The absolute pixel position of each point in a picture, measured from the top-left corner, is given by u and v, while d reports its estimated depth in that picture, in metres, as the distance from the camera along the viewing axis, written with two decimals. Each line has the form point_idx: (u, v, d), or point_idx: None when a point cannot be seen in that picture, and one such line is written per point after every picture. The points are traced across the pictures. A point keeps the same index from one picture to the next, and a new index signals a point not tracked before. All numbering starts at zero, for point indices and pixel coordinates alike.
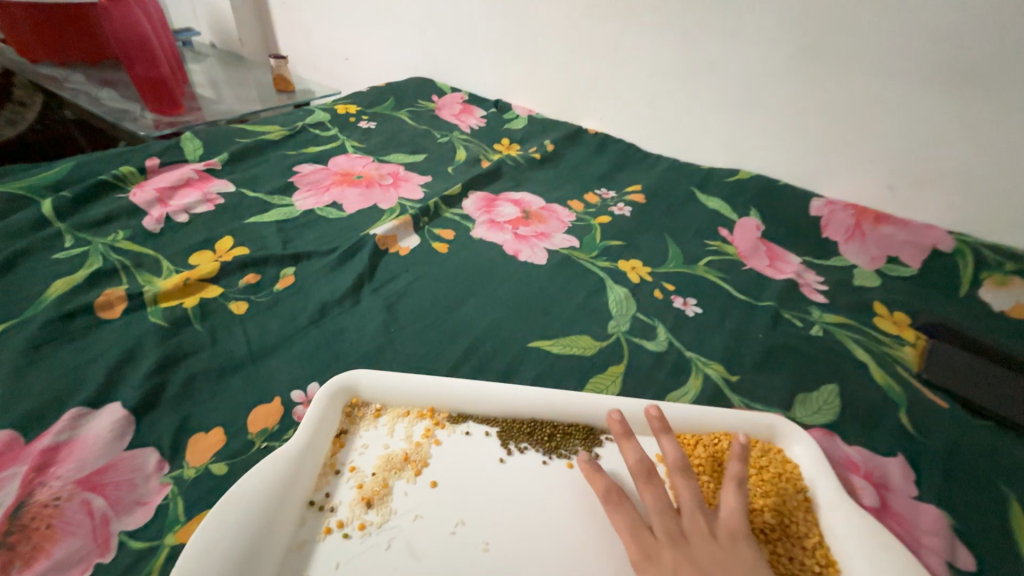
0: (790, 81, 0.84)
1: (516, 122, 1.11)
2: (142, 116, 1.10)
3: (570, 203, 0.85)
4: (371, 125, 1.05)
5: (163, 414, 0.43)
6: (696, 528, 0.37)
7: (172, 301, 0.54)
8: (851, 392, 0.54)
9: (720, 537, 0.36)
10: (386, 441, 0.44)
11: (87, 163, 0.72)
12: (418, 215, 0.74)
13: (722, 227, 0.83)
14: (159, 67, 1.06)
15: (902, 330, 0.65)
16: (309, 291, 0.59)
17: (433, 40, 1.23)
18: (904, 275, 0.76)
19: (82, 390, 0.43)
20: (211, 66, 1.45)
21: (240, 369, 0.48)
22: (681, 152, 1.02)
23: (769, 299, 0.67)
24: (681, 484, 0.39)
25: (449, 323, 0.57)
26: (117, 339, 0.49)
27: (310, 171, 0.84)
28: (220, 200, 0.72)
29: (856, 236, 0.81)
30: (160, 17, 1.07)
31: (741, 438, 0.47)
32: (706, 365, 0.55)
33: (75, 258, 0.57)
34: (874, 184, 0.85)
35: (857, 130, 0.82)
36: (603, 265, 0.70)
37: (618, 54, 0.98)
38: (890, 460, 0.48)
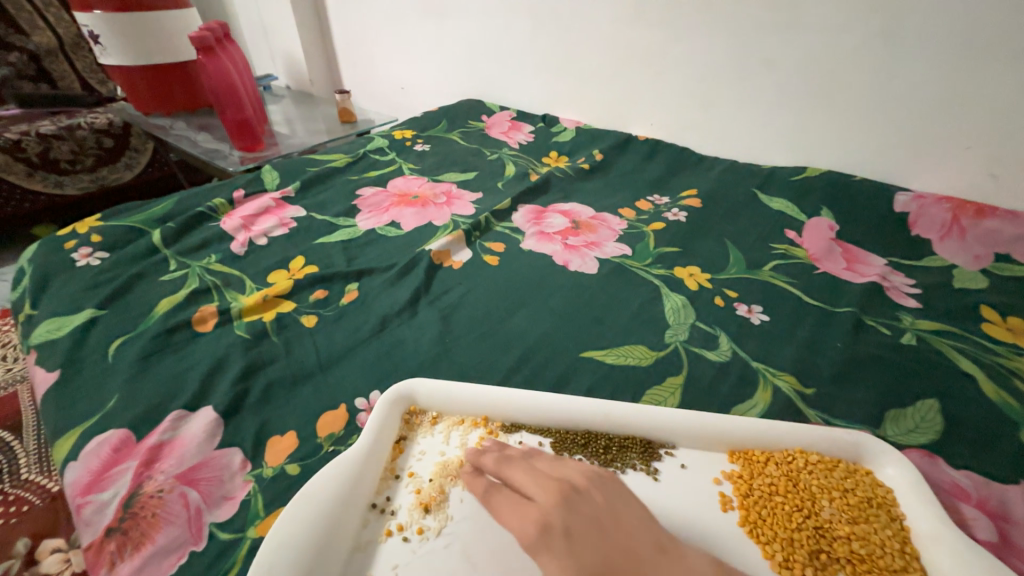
0: (862, 68, 0.77)
1: (564, 134, 1.12)
2: (230, 154, 1.25)
3: (621, 211, 0.84)
4: (425, 147, 1.10)
5: (246, 417, 0.47)
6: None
7: (254, 316, 0.60)
8: (956, 409, 0.48)
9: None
10: (442, 448, 0.45)
11: (187, 198, 0.83)
12: (470, 230, 0.76)
13: (789, 229, 0.77)
14: (245, 110, 1.19)
15: (1019, 337, 0.57)
16: (370, 305, 0.62)
17: (482, 62, 1.29)
18: (1018, 274, 0.65)
19: (182, 394, 0.49)
20: (287, 105, 1.61)
21: (311, 377, 0.52)
22: (739, 154, 0.98)
23: (848, 305, 0.61)
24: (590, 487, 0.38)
25: (501, 334, 0.58)
26: (210, 350, 0.55)
27: (371, 193, 0.90)
28: (293, 224, 0.79)
29: (954, 232, 0.72)
30: (246, 66, 1.21)
31: (819, 457, 0.43)
32: (776, 377, 0.51)
33: (177, 279, 0.65)
34: (973, 173, 0.75)
35: (948, 114, 0.73)
36: (658, 273, 0.68)
37: (668, 58, 0.96)
38: (1009, 488, 0.41)
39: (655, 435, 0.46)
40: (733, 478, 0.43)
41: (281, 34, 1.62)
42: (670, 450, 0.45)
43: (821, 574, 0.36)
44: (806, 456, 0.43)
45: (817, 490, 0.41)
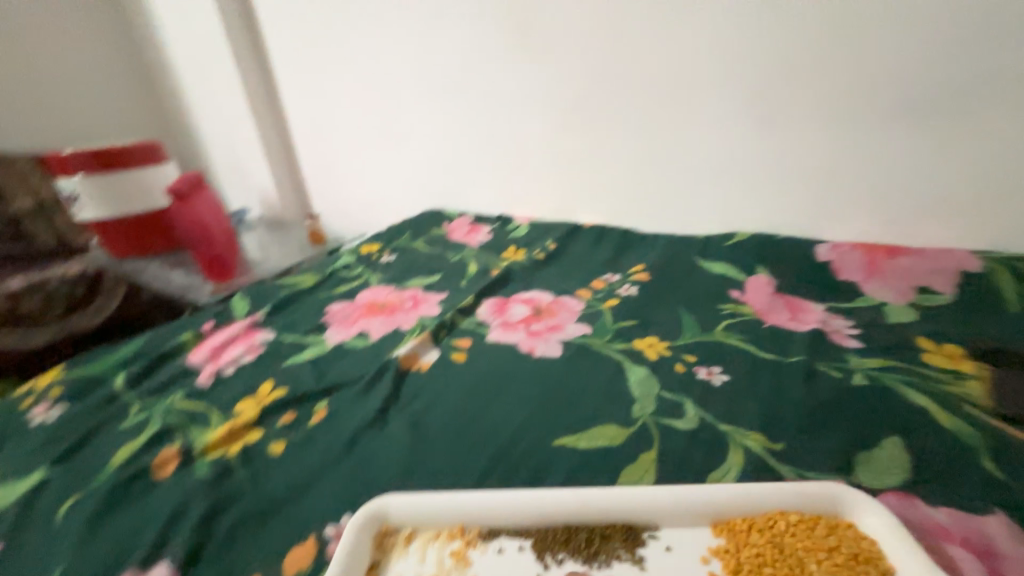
0: (757, 148, 0.91)
1: (519, 229, 1.22)
2: (203, 287, 1.28)
3: (579, 293, 0.89)
4: (391, 257, 1.17)
5: (205, 569, 0.44)
6: None
7: (218, 451, 0.58)
8: (916, 443, 0.49)
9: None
10: (419, 570, 0.43)
11: (154, 336, 0.84)
12: (437, 331, 0.79)
13: (732, 289, 0.84)
14: (217, 245, 1.27)
15: (958, 363, 0.61)
16: (340, 421, 0.62)
17: (439, 177, 1.43)
18: (941, 304, 0.72)
19: (135, 553, 0.46)
20: (260, 233, 1.71)
21: (277, 511, 0.49)
22: (677, 227, 1.08)
23: (798, 353, 0.65)
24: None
25: (473, 432, 0.58)
26: (169, 497, 0.52)
27: (340, 308, 0.93)
28: (262, 349, 0.80)
29: (876, 272, 0.80)
30: (219, 206, 1.31)
31: (800, 516, 0.42)
32: (744, 437, 0.52)
33: (139, 423, 0.64)
34: (874, 221, 0.86)
35: (837, 176, 0.87)
36: (619, 348, 0.71)
37: (598, 157, 1.11)
38: (986, 519, 0.41)
39: (636, 518, 0.45)
40: (721, 554, 0.41)
41: (254, 173, 1.78)
42: (654, 532, 0.44)
43: None
44: (786, 517, 0.42)
45: (803, 553, 0.40)
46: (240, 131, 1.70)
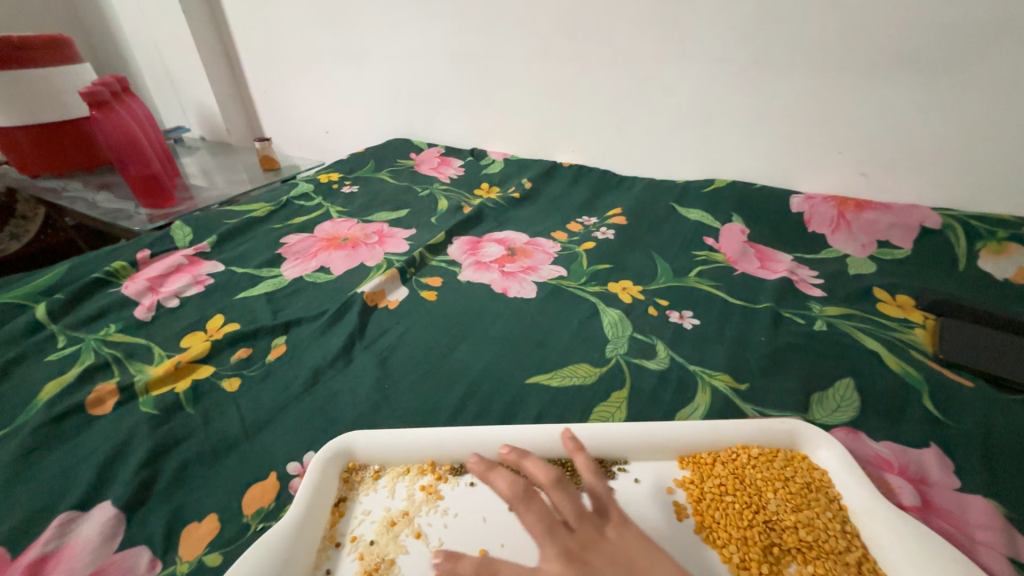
0: (746, 90, 0.87)
1: (493, 166, 1.15)
2: (136, 212, 1.14)
3: (554, 234, 0.86)
4: (353, 188, 1.08)
5: (155, 507, 0.41)
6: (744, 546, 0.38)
7: (164, 387, 0.53)
8: (867, 384, 0.52)
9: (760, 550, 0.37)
10: (387, 503, 0.42)
11: (80, 264, 0.74)
12: (405, 267, 0.74)
13: (707, 236, 0.83)
14: (151, 164, 1.11)
15: (908, 312, 0.64)
16: (301, 358, 0.58)
17: (406, 102, 1.30)
18: (898, 257, 0.75)
19: (72, 492, 0.42)
20: (201, 156, 1.53)
21: (234, 448, 0.47)
22: (656, 172, 1.05)
23: (766, 300, 0.66)
24: (598, 484, 0.36)
25: (443, 370, 0.56)
26: (109, 434, 0.48)
27: (297, 240, 0.86)
28: (209, 281, 0.73)
29: (842, 225, 0.81)
30: (149, 121, 1.15)
31: (760, 450, 0.45)
32: (712, 377, 0.54)
33: (68, 357, 0.57)
34: (848, 174, 0.86)
35: (819, 125, 0.84)
36: (593, 290, 0.70)
37: (580, 89, 1.03)
38: (923, 452, 0.45)
39: (606, 453, 0.45)
40: (685, 485, 0.43)
41: (190, 85, 1.55)
42: (624, 466, 0.45)
43: (775, 568, 0.37)
44: (748, 451, 0.45)
45: (762, 484, 0.42)
46: (168, 31, 1.45)
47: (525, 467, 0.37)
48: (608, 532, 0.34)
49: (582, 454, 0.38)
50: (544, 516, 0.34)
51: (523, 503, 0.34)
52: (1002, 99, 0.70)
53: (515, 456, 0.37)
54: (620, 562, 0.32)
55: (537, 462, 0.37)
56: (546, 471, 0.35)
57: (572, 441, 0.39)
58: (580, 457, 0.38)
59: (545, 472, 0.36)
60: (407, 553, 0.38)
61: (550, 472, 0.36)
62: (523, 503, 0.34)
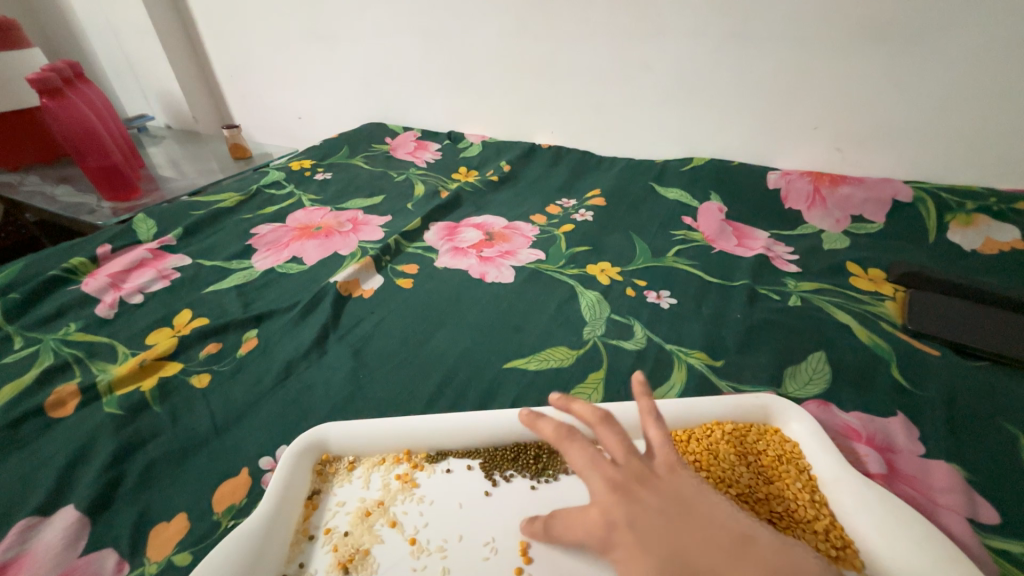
0: (722, 67, 0.86)
1: (470, 149, 1.13)
2: (99, 205, 1.09)
3: (533, 218, 0.85)
4: (327, 175, 1.05)
5: (122, 508, 0.40)
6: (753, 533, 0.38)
7: (129, 386, 0.51)
8: (839, 357, 0.53)
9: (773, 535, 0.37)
10: (362, 494, 0.41)
11: (38, 261, 0.71)
12: (380, 255, 0.73)
13: (685, 216, 0.83)
14: (112, 155, 1.06)
15: (879, 286, 0.65)
16: (273, 352, 0.57)
17: (379, 85, 1.26)
18: (871, 231, 0.76)
19: (33, 498, 0.41)
20: (168, 145, 1.46)
21: (204, 446, 0.45)
22: (635, 152, 1.04)
23: (743, 277, 0.66)
24: (654, 427, 0.33)
25: (419, 358, 0.55)
26: (71, 436, 0.46)
27: (268, 230, 0.83)
28: (176, 275, 0.70)
29: (817, 201, 0.81)
30: (108, 110, 1.09)
31: (734, 425, 0.45)
32: (688, 355, 0.54)
33: (25, 359, 0.55)
34: (823, 149, 0.86)
35: (794, 101, 0.84)
36: (572, 273, 0.69)
37: (556, 68, 1.01)
38: (890, 421, 0.46)
39: None
40: None
41: (150, 70, 1.48)
42: None
43: None
44: (722, 426, 0.45)
45: (734, 458, 0.43)
46: (122, 14, 1.37)
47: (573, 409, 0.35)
48: (658, 472, 0.32)
49: (647, 399, 0.34)
50: (589, 451, 0.33)
51: (568, 441, 0.34)
52: (973, 69, 0.71)
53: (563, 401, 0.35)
54: (668, 495, 0.30)
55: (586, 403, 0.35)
56: (592, 410, 0.34)
57: (638, 384, 0.35)
58: (642, 402, 0.34)
59: (592, 410, 0.34)
60: (382, 542, 0.38)
61: (596, 410, 0.34)
62: (567, 444, 0.33)
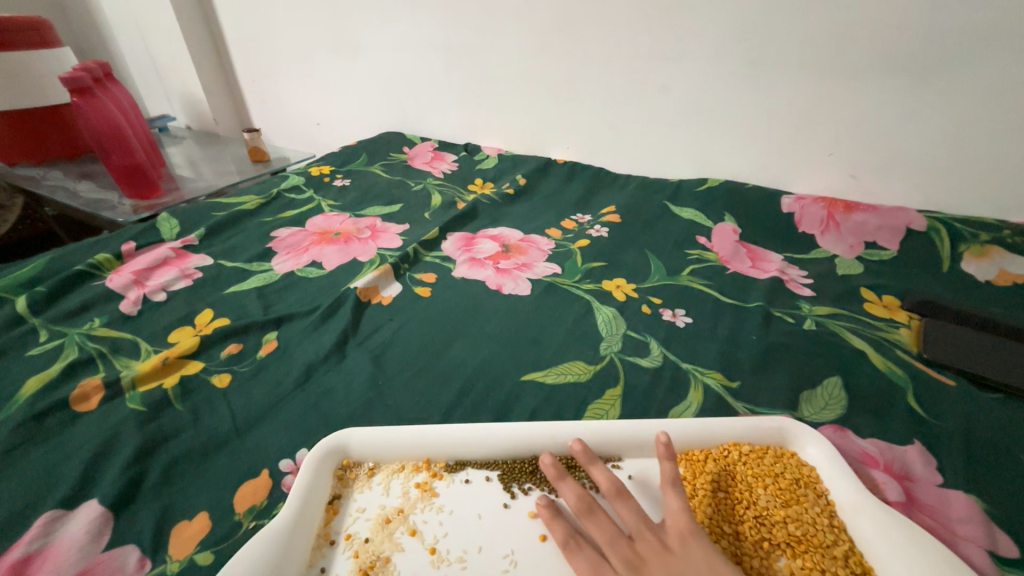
0: (739, 92, 0.88)
1: (487, 161, 1.15)
2: (120, 203, 1.11)
3: (548, 232, 0.86)
4: (345, 182, 1.07)
5: (144, 504, 0.41)
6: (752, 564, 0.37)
7: (152, 383, 0.52)
8: (855, 383, 0.53)
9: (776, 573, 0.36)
10: (382, 501, 0.42)
11: (63, 256, 0.72)
12: (398, 263, 0.74)
13: (700, 236, 0.84)
14: (135, 154, 1.08)
15: (894, 313, 0.65)
16: (293, 354, 0.57)
17: (399, 95, 1.28)
18: (884, 258, 0.77)
19: (57, 491, 0.41)
20: (188, 146, 1.49)
21: (224, 445, 0.46)
22: (649, 171, 1.05)
23: (757, 299, 0.67)
24: (672, 494, 0.38)
25: (437, 367, 0.56)
26: (94, 431, 0.46)
27: (288, 234, 0.84)
28: (198, 275, 0.72)
29: (831, 226, 0.82)
30: (134, 111, 1.11)
31: (751, 447, 0.45)
32: (705, 375, 0.54)
33: (50, 352, 0.56)
34: (837, 175, 0.87)
35: (809, 127, 0.85)
36: (588, 288, 0.70)
37: (575, 86, 1.03)
38: (907, 449, 0.46)
39: (601, 451, 0.45)
40: None
41: (175, 72, 1.51)
42: (618, 463, 0.45)
43: (766, 563, 0.37)
44: (739, 448, 0.45)
45: (752, 480, 0.43)
46: (153, 18, 1.41)
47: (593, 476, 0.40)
48: (671, 544, 0.35)
49: (667, 465, 0.40)
50: (607, 529, 0.37)
51: (587, 517, 0.38)
52: (987, 103, 0.72)
53: (585, 458, 0.41)
54: (680, 572, 0.34)
55: (604, 471, 0.40)
56: (609, 482, 0.39)
57: (663, 449, 0.40)
58: (664, 468, 0.40)
59: (609, 482, 0.39)
60: (402, 550, 0.38)
61: (614, 483, 0.39)
62: (587, 516, 0.38)
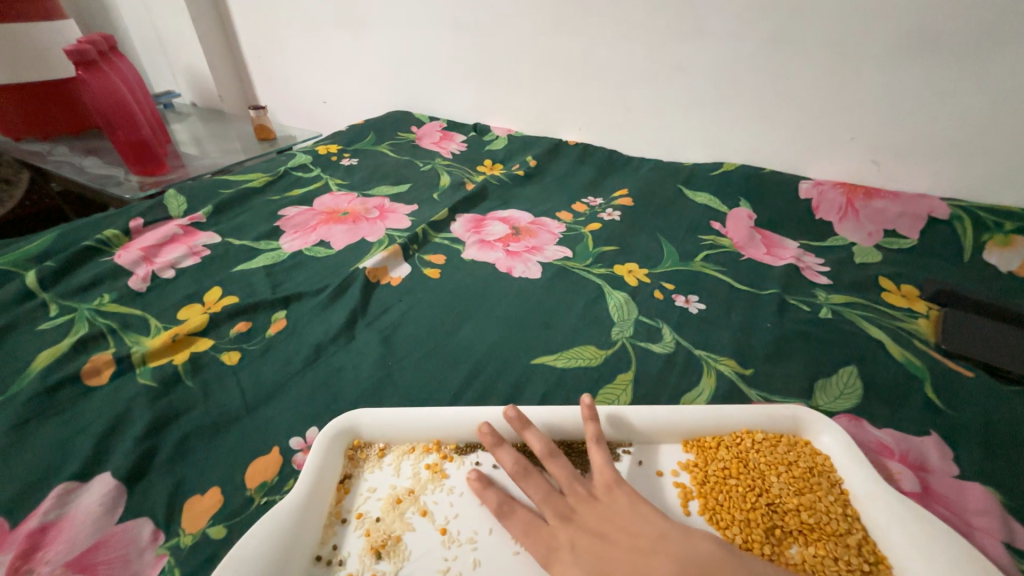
0: (760, 73, 0.85)
1: (496, 142, 1.12)
2: (126, 179, 1.10)
3: (559, 215, 0.85)
4: (353, 161, 1.05)
5: (156, 479, 0.41)
6: (579, 500, 0.38)
7: (162, 359, 0.52)
8: (872, 373, 0.52)
9: (598, 494, 0.38)
10: (392, 481, 0.42)
11: (71, 231, 0.71)
12: (407, 244, 0.73)
13: (714, 221, 0.82)
14: (141, 130, 1.07)
15: (912, 302, 0.64)
16: (302, 333, 0.57)
17: (408, 72, 1.25)
18: (904, 247, 0.75)
19: (71, 462, 0.41)
20: (193, 123, 1.48)
21: (235, 422, 0.46)
22: (663, 154, 1.03)
23: (772, 286, 0.66)
24: (598, 451, 0.41)
25: (448, 348, 0.55)
26: (107, 405, 0.47)
27: (296, 213, 0.84)
28: (206, 252, 0.71)
29: (849, 213, 0.80)
30: (139, 84, 1.09)
31: (764, 435, 0.45)
32: (718, 362, 0.53)
33: (61, 327, 0.56)
34: (859, 161, 0.84)
35: (830, 109, 0.82)
36: (599, 272, 0.69)
37: (589, 65, 1.00)
38: (923, 440, 0.45)
39: (611, 436, 0.45)
40: (690, 468, 0.43)
41: (179, 47, 1.48)
42: (628, 448, 0.45)
43: (779, 550, 0.37)
44: (752, 436, 0.44)
45: (765, 468, 0.42)
46: None
47: (528, 436, 0.42)
48: (598, 493, 0.38)
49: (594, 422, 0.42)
50: (543, 487, 0.39)
51: (525, 477, 0.39)
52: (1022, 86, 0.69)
53: (518, 424, 0.42)
54: (607, 517, 0.36)
55: (535, 434, 0.41)
56: (543, 445, 0.41)
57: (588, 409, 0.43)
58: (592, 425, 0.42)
59: (542, 444, 0.41)
60: (413, 530, 0.38)
61: (547, 445, 0.41)
62: (523, 477, 0.39)
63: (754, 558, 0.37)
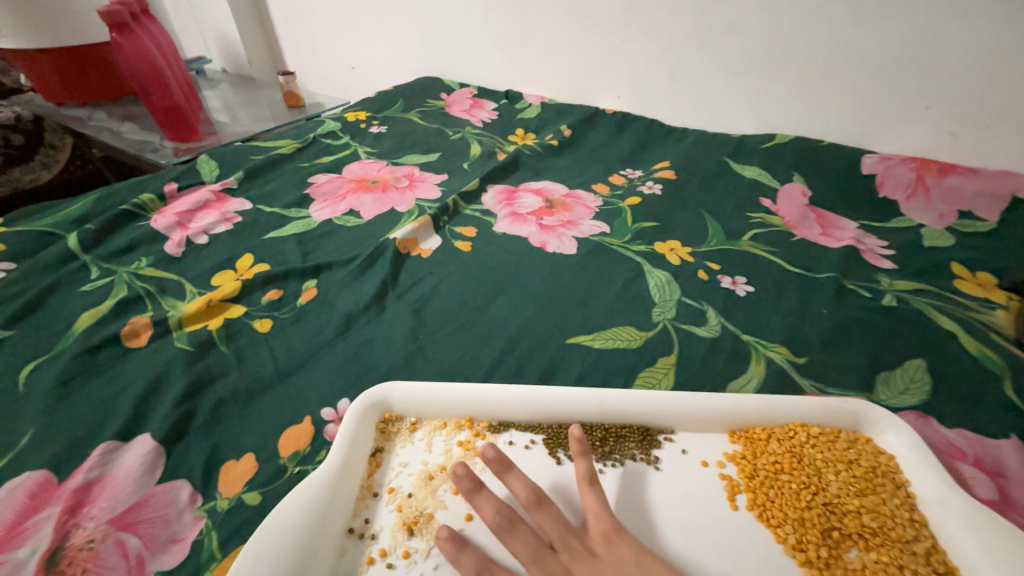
0: (826, 33, 0.76)
1: (529, 110, 1.07)
2: (162, 145, 1.11)
3: (595, 188, 0.80)
4: (382, 129, 1.03)
5: (194, 442, 0.41)
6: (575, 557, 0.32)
7: (197, 324, 0.52)
8: (942, 368, 0.47)
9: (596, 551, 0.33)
10: (424, 457, 0.41)
11: (109, 195, 0.72)
12: (437, 215, 0.70)
13: (764, 197, 0.76)
14: (174, 95, 1.06)
15: (989, 292, 0.58)
16: (332, 303, 0.56)
17: (438, 35, 1.20)
18: (980, 230, 0.67)
19: (113, 422, 0.42)
20: (224, 90, 1.47)
21: (268, 389, 0.46)
22: (709, 124, 0.95)
23: (829, 270, 0.60)
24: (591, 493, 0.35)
25: (479, 324, 0.53)
26: (146, 367, 0.47)
27: (325, 180, 0.82)
28: (238, 219, 0.71)
29: (919, 191, 0.73)
30: (171, 47, 1.07)
31: (820, 429, 0.41)
32: (768, 348, 0.50)
33: (102, 289, 0.57)
34: (933, 133, 0.76)
35: (905, 75, 0.74)
36: (639, 249, 0.65)
37: (631, 25, 0.92)
38: (1000, 443, 0.41)
39: (651, 422, 0.43)
40: (737, 460, 0.41)
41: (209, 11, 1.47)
42: (670, 435, 0.42)
43: (836, 553, 0.34)
44: (807, 429, 0.41)
45: (821, 465, 0.39)
46: None
47: (509, 480, 0.36)
48: (596, 548, 0.33)
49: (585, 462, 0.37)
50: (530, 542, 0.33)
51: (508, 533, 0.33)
52: None
53: (498, 466, 0.36)
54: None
55: (520, 476, 0.36)
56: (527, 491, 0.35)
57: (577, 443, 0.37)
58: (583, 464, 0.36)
59: (526, 491, 0.35)
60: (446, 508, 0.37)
61: (532, 492, 0.35)
62: (507, 533, 0.33)
63: (808, 559, 0.34)
